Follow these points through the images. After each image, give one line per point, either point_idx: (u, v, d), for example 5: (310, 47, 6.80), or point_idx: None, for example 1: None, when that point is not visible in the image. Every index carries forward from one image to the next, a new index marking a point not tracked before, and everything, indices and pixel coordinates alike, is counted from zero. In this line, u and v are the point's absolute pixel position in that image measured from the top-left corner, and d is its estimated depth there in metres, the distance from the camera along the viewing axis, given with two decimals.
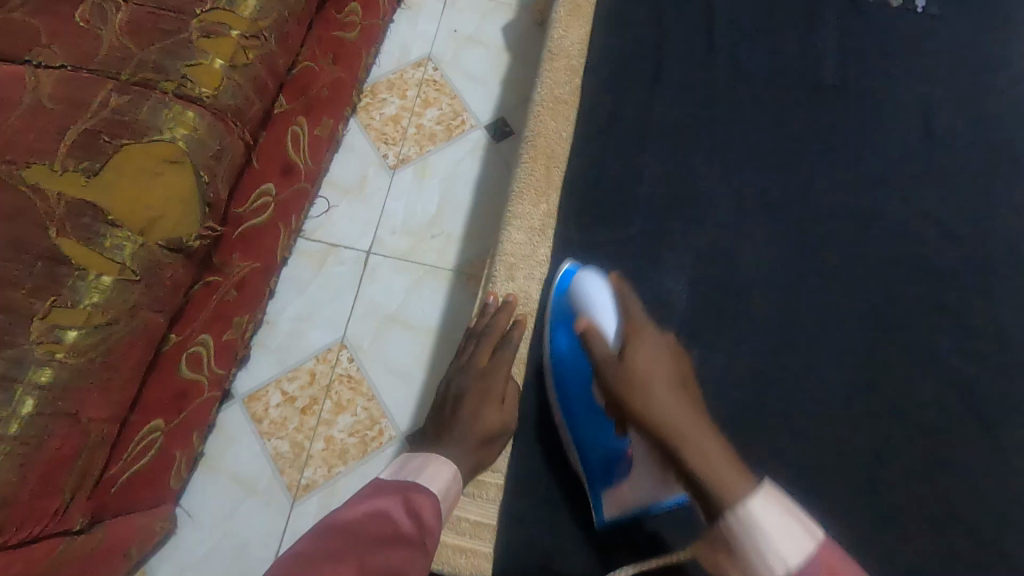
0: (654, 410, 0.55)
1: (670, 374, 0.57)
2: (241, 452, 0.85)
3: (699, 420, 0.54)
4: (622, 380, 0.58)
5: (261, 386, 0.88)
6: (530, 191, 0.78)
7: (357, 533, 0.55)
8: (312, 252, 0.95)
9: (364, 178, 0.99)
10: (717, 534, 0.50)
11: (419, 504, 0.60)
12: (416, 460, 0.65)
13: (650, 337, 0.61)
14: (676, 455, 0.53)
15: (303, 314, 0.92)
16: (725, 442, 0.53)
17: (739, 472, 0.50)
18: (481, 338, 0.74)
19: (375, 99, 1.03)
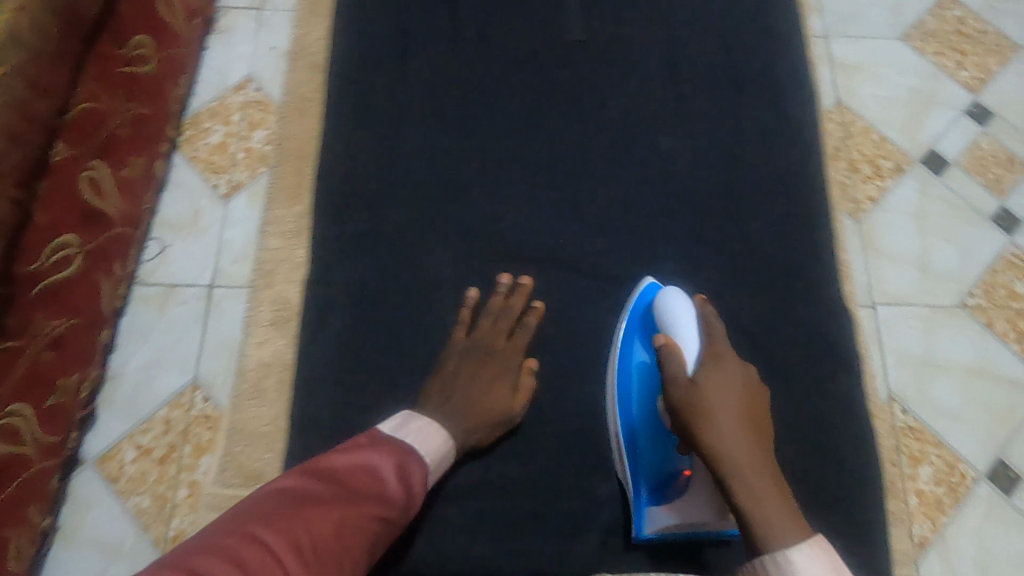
0: (713, 442, 0.64)
1: (735, 412, 0.66)
2: (101, 517, 0.81)
3: (758, 456, 0.64)
4: (687, 399, 0.67)
5: (113, 444, 0.84)
6: (284, 192, 0.87)
7: (347, 483, 0.62)
8: (150, 296, 0.91)
9: (197, 212, 0.96)
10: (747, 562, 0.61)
11: (410, 469, 0.65)
12: (417, 424, 0.71)
13: (727, 365, 0.69)
14: (728, 484, 0.63)
15: (150, 361, 0.88)
16: (776, 483, 0.63)
17: (784, 514, 0.60)
18: (499, 314, 0.79)
19: (198, 131, 1.00)
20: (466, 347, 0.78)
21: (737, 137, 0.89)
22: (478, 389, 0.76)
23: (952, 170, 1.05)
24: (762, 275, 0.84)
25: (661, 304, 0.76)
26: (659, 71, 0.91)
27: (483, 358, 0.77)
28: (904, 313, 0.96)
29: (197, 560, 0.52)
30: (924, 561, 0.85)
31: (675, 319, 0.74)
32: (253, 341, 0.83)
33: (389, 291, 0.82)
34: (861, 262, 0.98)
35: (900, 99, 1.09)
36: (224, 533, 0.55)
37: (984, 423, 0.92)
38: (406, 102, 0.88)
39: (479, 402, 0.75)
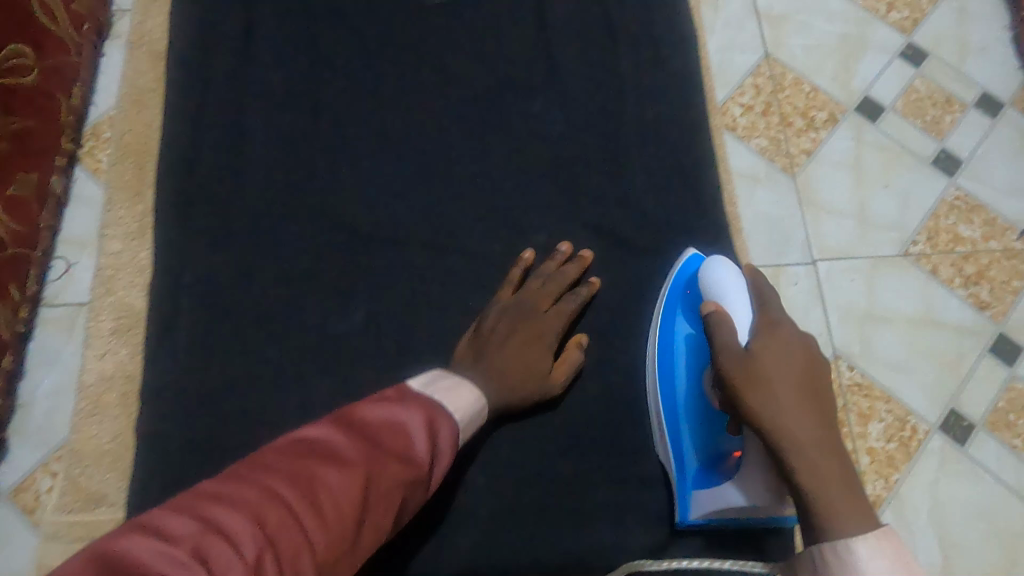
0: (774, 417, 0.58)
1: (797, 382, 0.59)
2: (16, 552, 0.78)
3: (825, 436, 0.57)
4: (742, 369, 0.61)
5: (27, 475, 0.81)
6: (122, 192, 0.84)
7: (374, 437, 0.56)
8: (58, 318, 0.87)
9: (102, 227, 0.91)
10: (808, 553, 0.54)
11: (438, 428, 0.59)
12: (448, 383, 0.67)
13: (784, 333, 0.63)
14: (786, 462, 0.57)
15: (60, 385, 0.84)
16: (844, 466, 0.56)
17: (850, 501, 0.54)
18: (544, 282, 0.77)
19: (100, 140, 0.93)
20: (508, 305, 0.75)
21: (651, 100, 0.86)
22: (518, 348, 0.73)
23: (888, 116, 1.02)
24: (684, 241, 0.81)
25: (705, 274, 0.73)
26: (567, 37, 0.87)
27: (531, 318, 0.75)
28: (845, 267, 0.93)
29: (213, 509, 0.47)
30: (878, 521, 0.82)
31: (722, 288, 0.70)
32: (93, 353, 0.79)
33: (301, 290, 0.78)
34: (798, 218, 0.95)
35: (830, 46, 1.05)
36: (240, 483, 0.50)
37: (932, 373, 0.89)
38: (303, 89, 0.84)
39: (518, 364, 0.73)
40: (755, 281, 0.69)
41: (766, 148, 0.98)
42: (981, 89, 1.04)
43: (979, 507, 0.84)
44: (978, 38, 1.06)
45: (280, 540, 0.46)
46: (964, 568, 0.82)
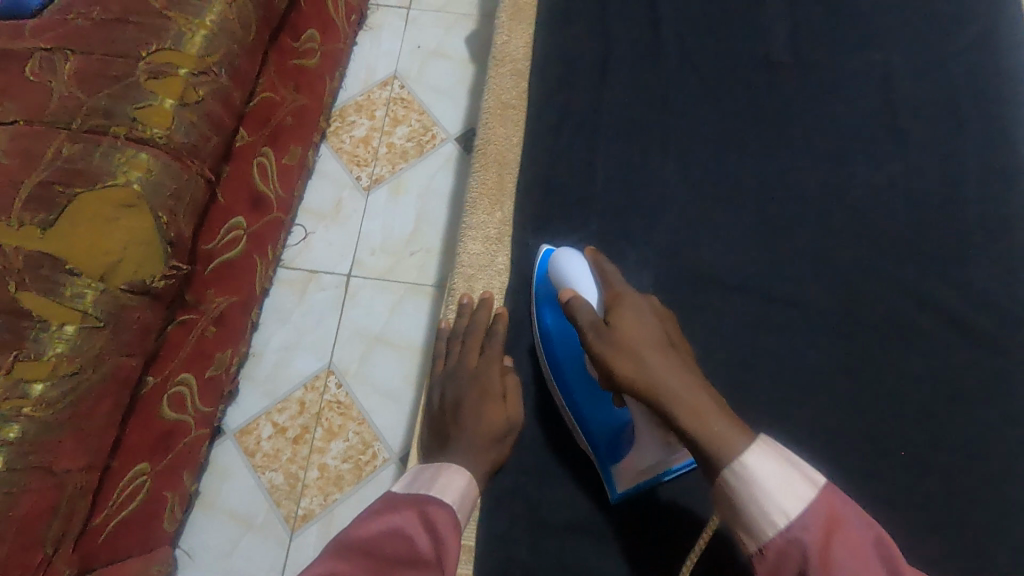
0: (647, 373, 0.55)
1: (657, 342, 0.57)
2: (236, 489, 0.85)
3: (687, 374, 0.55)
4: (610, 342, 0.58)
5: (252, 420, 0.88)
6: (484, 199, 0.85)
7: (375, 556, 0.53)
8: (292, 280, 0.94)
9: (339, 202, 0.99)
10: (721, 491, 0.50)
11: (435, 518, 0.56)
12: (427, 472, 0.61)
13: (630, 302, 0.62)
14: (670, 416, 0.53)
15: (289, 343, 0.91)
16: (723, 404, 0.54)
17: (736, 427, 0.51)
18: (467, 338, 0.75)
19: (345, 123, 1.03)
20: (444, 376, 0.73)
21: None
22: (471, 410, 0.67)
23: None
24: None
25: (557, 267, 0.72)
26: None
27: (461, 385, 0.70)
28: None
29: None
30: None
31: (576, 272, 0.70)
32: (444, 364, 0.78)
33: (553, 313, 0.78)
34: None
35: None
36: None
37: None
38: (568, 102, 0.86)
39: (475, 423, 0.65)
40: (594, 260, 0.68)
41: None
42: None
43: None
44: None
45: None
46: None
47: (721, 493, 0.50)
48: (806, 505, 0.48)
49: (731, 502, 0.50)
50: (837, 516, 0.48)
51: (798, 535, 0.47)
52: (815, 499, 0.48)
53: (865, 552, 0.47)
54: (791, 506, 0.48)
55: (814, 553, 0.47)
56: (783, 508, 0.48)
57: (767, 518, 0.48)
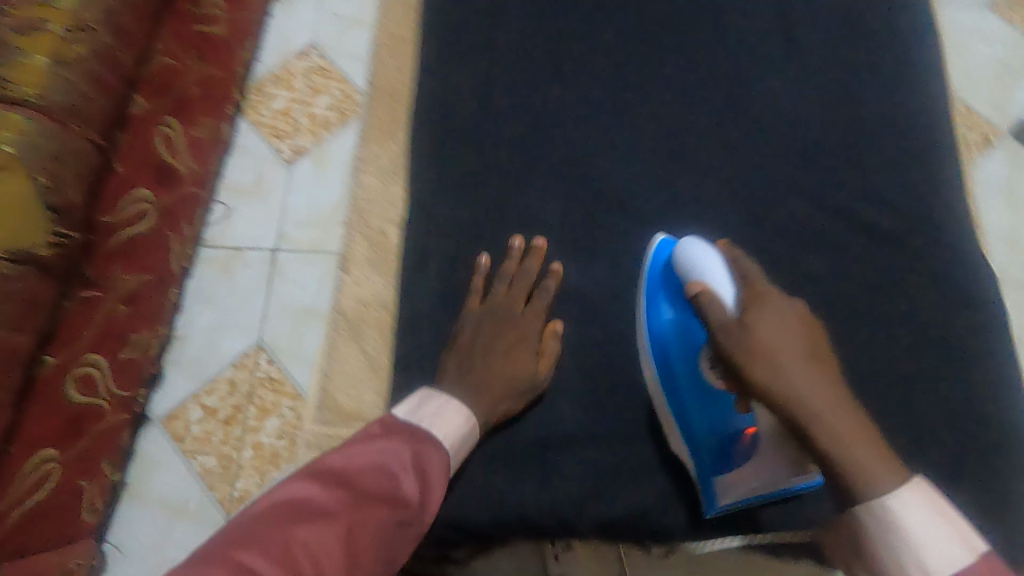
0: (785, 387, 0.50)
1: (800, 350, 0.51)
2: (167, 475, 0.81)
3: (834, 392, 0.49)
4: (743, 347, 0.52)
5: (180, 404, 0.84)
6: (377, 129, 0.94)
7: (356, 485, 0.55)
8: (215, 259, 0.91)
9: (261, 177, 0.95)
10: (851, 522, 0.47)
11: (422, 462, 0.58)
12: (433, 403, 0.64)
13: (774, 301, 0.55)
14: (806, 436, 0.49)
15: (215, 323, 0.88)
16: (870, 430, 0.49)
17: (880, 458, 0.47)
18: (504, 278, 0.74)
19: (262, 95, 0.99)
20: (480, 318, 0.71)
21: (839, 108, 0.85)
22: (501, 352, 0.70)
23: None
24: None
25: (679, 253, 0.66)
26: None
27: (496, 334, 0.70)
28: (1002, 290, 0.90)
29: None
30: None
31: (704, 262, 0.62)
32: (349, 278, 0.87)
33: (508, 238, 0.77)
34: None
35: (993, 67, 1.02)
36: (247, 535, 0.50)
37: None
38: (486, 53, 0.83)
39: (500, 369, 0.69)
40: (730, 251, 0.61)
41: None
42: None
43: None
44: None
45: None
46: None
47: (847, 524, 0.47)
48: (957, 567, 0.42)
49: (864, 537, 0.46)
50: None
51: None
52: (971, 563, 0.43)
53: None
54: (935, 562, 0.43)
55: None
56: (925, 559, 0.43)
57: (902, 564, 0.44)
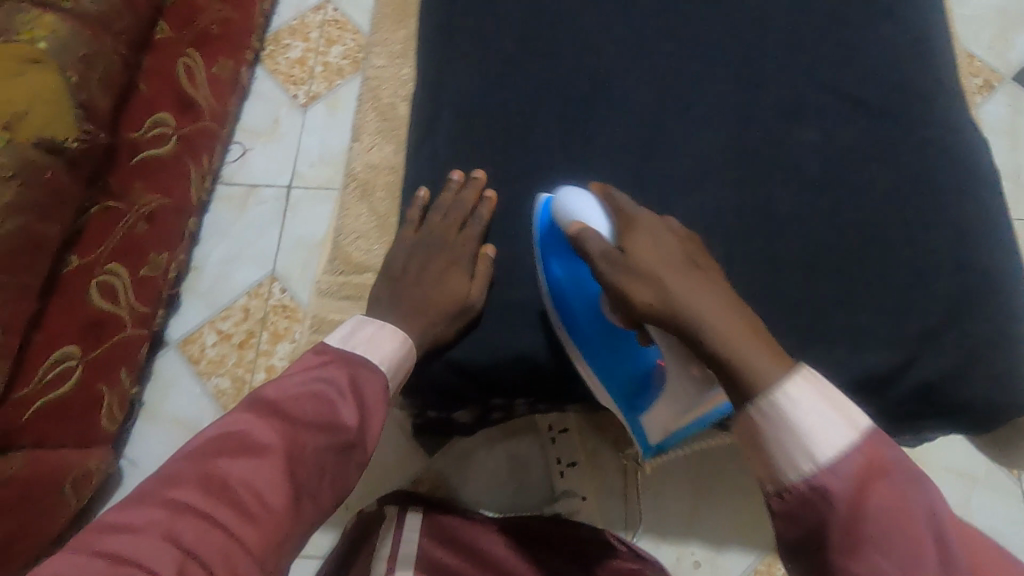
0: (672, 301, 0.46)
1: (676, 266, 0.47)
2: (182, 396, 0.83)
3: (726, 301, 0.46)
4: (625, 271, 0.48)
5: (195, 329, 0.86)
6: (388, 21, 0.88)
7: (289, 416, 0.47)
8: (231, 195, 0.94)
9: (276, 120, 0.98)
10: (751, 430, 0.42)
11: (361, 385, 0.49)
12: (365, 332, 0.53)
13: (644, 223, 0.49)
14: (703, 352, 0.45)
15: (230, 254, 0.90)
16: (761, 333, 0.45)
17: (772, 358, 0.43)
18: (450, 210, 0.55)
19: (280, 46, 1.03)
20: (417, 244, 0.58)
21: None
22: (432, 286, 0.56)
23: None
24: None
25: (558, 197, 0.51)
26: None
27: (431, 258, 0.57)
28: None
29: (116, 534, 0.40)
30: None
31: (576, 207, 0.50)
32: (359, 147, 0.85)
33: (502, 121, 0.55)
34: None
35: (989, 18, 1.04)
36: (170, 482, 0.43)
37: None
38: None
39: (432, 294, 0.55)
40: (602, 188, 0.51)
41: None
42: None
43: None
44: None
45: (210, 548, 0.40)
46: None
47: (749, 435, 0.43)
48: (842, 447, 0.39)
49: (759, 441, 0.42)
50: (881, 465, 0.39)
51: (825, 483, 0.39)
52: (857, 445, 0.39)
53: (908, 508, 0.38)
54: (826, 448, 0.39)
55: (840, 502, 0.38)
56: (814, 446, 0.39)
57: (790, 455, 0.40)
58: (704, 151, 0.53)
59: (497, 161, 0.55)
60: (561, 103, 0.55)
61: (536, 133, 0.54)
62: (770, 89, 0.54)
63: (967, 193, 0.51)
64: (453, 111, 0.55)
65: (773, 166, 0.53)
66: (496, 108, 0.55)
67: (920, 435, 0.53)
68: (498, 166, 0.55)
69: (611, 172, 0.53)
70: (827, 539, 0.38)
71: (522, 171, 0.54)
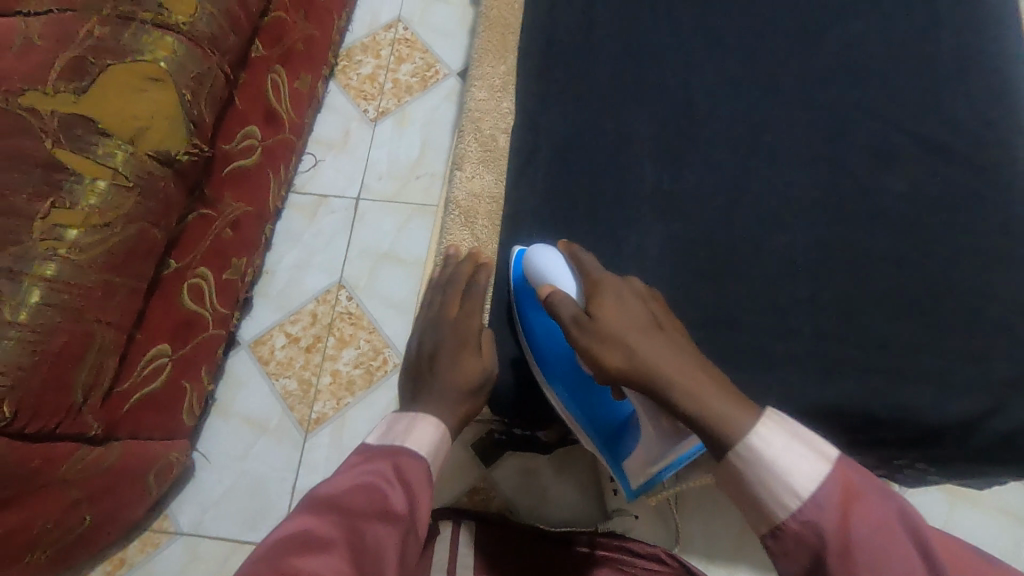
0: (638, 361, 0.51)
1: (641, 325, 0.52)
2: (252, 395, 0.87)
3: (677, 356, 0.51)
4: (591, 332, 0.54)
5: (266, 331, 0.91)
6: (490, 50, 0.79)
7: (345, 508, 0.49)
8: (303, 204, 0.98)
9: (347, 132, 1.03)
10: (736, 481, 0.46)
11: (408, 471, 0.52)
12: (402, 422, 0.56)
13: (608, 285, 0.55)
14: (673, 405, 0.49)
15: (301, 260, 0.95)
16: (723, 382, 0.49)
17: (739, 404, 0.47)
18: (447, 288, 0.68)
19: (352, 61, 1.08)
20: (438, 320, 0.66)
21: None
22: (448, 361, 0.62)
23: None
24: None
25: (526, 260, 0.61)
26: None
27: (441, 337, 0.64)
28: None
29: None
30: None
31: (546, 266, 0.58)
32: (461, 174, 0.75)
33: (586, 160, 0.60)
34: None
35: None
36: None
37: None
38: None
39: (449, 374, 0.60)
40: (567, 249, 0.58)
41: None
42: None
43: None
44: None
45: None
46: None
47: (736, 486, 0.46)
48: (817, 485, 0.43)
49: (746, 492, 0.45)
50: (856, 489, 0.43)
51: (813, 517, 0.43)
52: (828, 475, 0.44)
53: (888, 525, 0.42)
54: (803, 488, 0.43)
55: (831, 533, 0.42)
56: (793, 483, 0.43)
57: (774, 496, 0.44)
58: (781, 199, 0.58)
59: (588, 200, 0.60)
60: (648, 151, 0.60)
61: (626, 176, 0.60)
62: (846, 146, 0.59)
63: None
64: (548, 153, 0.61)
65: (845, 218, 0.57)
66: (587, 152, 0.60)
67: (988, 476, 0.54)
68: (592, 203, 0.60)
69: (693, 214, 0.59)
70: (827, 569, 0.42)
71: (612, 208, 0.59)
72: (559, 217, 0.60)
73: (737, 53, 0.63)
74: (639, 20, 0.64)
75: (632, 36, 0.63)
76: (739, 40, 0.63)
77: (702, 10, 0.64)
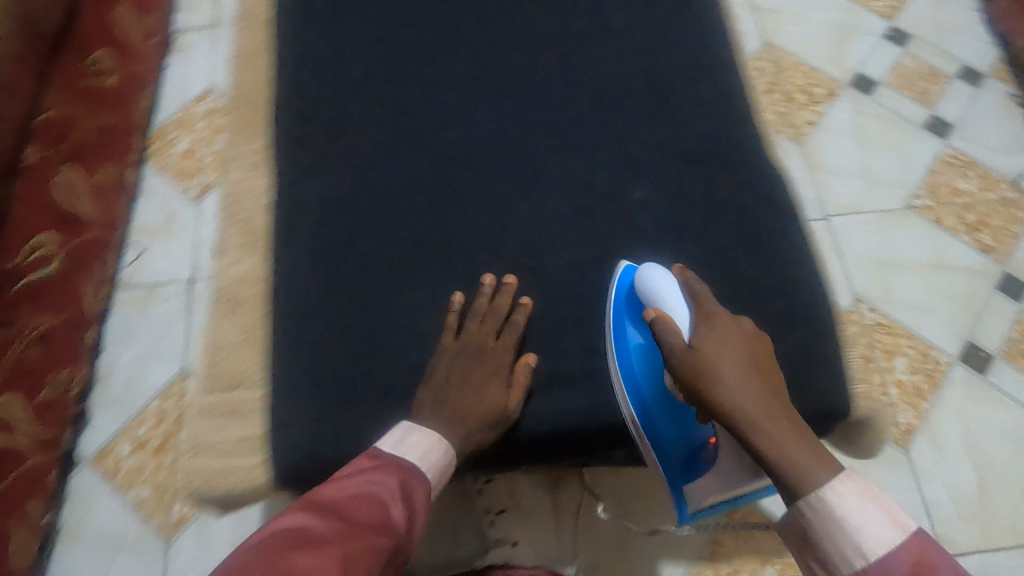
0: (728, 401, 0.48)
1: (740, 362, 0.49)
2: (102, 513, 0.82)
3: (769, 396, 0.48)
4: (691, 371, 0.49)
5: (108, 442, 0.85)
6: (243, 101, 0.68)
7: (342, 520, 0.44)
8: (133, 297, 0.93)
9: (170, 215, 0.99)
10: (796, 521, 0.46)
11: (412, 490, 0.48)
12: (417, 438, 0.50)
13: (722, 319, 0.51)
14: (750, 445, 0.48)
15: (138, 357, 0.90)
16: (809, 430, 0.48)
17: (818, 454, 0.46)
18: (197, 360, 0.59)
19: (165, 141, 1.04)
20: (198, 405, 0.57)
21: None
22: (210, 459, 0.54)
23: (881, 89, 1.11)
24: None
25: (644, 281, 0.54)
26: None
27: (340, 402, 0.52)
28: (857, 222, 1.01)
29: None
30: (913, 448, 0.87)
31: (660, 289, 0.53)
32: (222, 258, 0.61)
33: (354, 225, 0.56)
34: (807, 180, 1.04)
35: (825, 33, 1.16)
36: None
37: (949, 310, 0.95)
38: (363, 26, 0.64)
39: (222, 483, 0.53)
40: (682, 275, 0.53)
41: (774, 121, 1.08)
42: (961, 63, 1.14)
43: (1008, 432, 0.89)
44: (955, 22, 1.17)
45: None
46: (1001, 491, 0.86)
47: (797, 526, 0.46)
48: (887, 552, 0.42)
49: (813, 541, 0.45)
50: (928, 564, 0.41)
51: None
52: (902, 545, 0.42)
53: None
54: (872, 552, 0.42)
55: None
56: (863, 544, 0.42)
57: (840, 552, 0.43)
58: (548, 218, 0.57)
59: (359, 264, 0.55)
60: (407, 190, 0.57)
61: (384, 221, 0.56)
62: (603, 154, 0.60)
63: (785, 221, 0.58)
64: (302, 215, 0.56)
65: (615, 227, 0.57)
66: (346, 205, 0.57)
67: None
68: (348, 257, 0.55)
69: (462, 249, 0.57)
70: None
71: (377, 262, 0.55)
72: (319, 276, 0.55)
73: (484, 76, 0.62)
74: (383, 57, 0.62)
75: (377, 75, 0.61)
76: (483, 64, 0.62)
77: (445, 38, 0.63)
